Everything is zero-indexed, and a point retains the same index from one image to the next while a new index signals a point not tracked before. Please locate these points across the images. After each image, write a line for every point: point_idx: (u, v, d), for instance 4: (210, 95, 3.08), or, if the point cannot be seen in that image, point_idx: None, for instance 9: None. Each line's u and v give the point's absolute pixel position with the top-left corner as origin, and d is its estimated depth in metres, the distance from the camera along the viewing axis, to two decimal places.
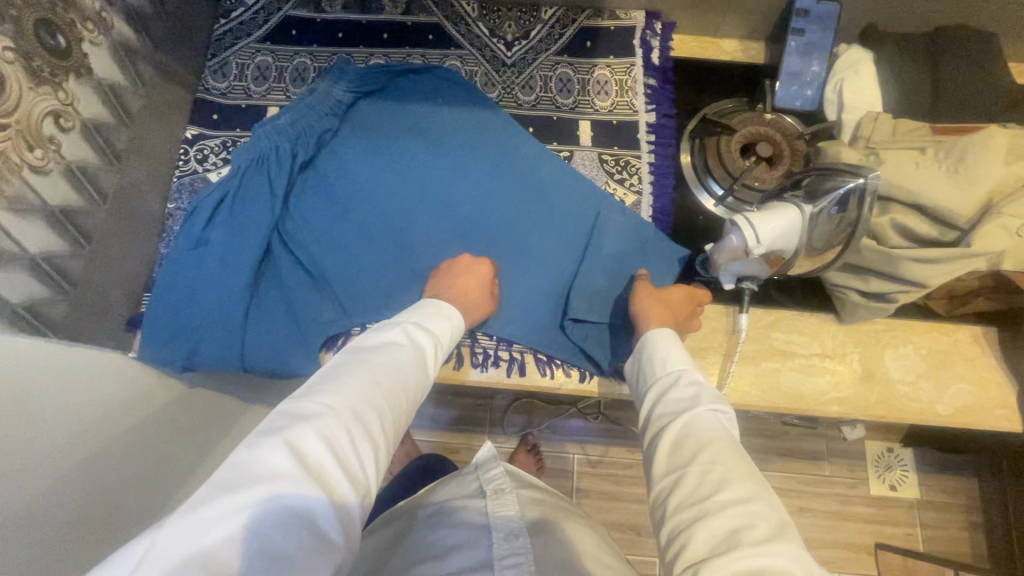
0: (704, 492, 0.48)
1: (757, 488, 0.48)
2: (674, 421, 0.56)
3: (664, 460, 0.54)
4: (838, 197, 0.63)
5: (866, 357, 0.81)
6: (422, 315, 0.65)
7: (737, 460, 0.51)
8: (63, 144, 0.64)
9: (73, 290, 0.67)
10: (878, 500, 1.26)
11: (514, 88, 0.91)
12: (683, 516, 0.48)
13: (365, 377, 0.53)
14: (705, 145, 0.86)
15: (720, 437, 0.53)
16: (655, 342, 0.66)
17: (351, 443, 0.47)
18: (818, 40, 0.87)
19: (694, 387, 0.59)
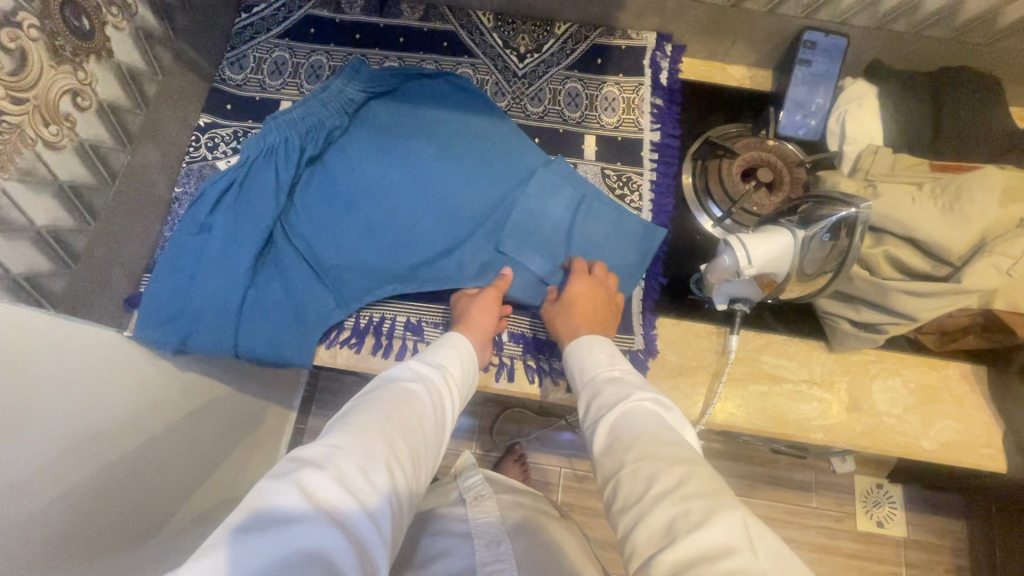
0: (638, 488, 0.47)
1: (688, 468, 0.47)
2: (605, 422, 0.56)
3: (603, 463, 0.53)
4: (830, 223, 0.63)
5: (854, 387, 0.81)
6: (436, 353, 0.65)
7: (665, 443, 0.51)
8: (78, 122, 0.65)
9: (75, 265, 0.68)
10: (864, 536, 1.25)
11: (523, 99, 0.93)
12: (629, 513, 0.46)
13: (381, 413, 0.53)
14: (707, 167, 0.88)
15: (648, 427, 0.53)
16: (575, 352, 0.67)
17: (368, 480, 0.46)
18: (823, 72, 0.89)
19: (614, 385, 0.60)
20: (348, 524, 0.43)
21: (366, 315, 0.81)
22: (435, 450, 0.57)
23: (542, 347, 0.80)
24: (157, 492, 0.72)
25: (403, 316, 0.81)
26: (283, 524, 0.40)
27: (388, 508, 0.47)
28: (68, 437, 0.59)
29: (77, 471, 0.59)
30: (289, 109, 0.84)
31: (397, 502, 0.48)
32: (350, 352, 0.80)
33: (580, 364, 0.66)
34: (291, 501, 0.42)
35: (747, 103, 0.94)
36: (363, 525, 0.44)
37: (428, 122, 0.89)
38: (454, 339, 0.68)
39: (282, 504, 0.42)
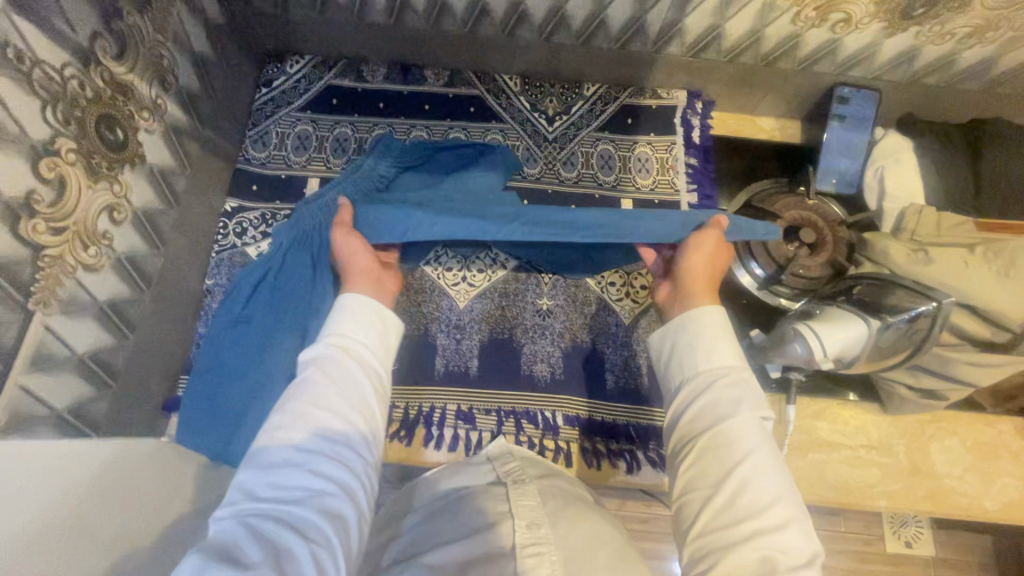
0: (731, 518, 0.51)
1: (789, 513, 0.51)
2: (709, 427, 0.56)
3: (696, 475, 0.55)
4: (911, 315, 0.61)
5: (912, 449, 0.80)
6: (335, 323, 0.60)
7: (773, 478, 0.53)
8: (115, 238, 0.62)
9: (115, 384, 0.65)
10: (894, 557, 1.24)
11: (555, 164, 0.91)
12: (715, 541, 0.50)
13: (281, 415, 0.53)
14: (748, 228, 0.87)
15: (756, 456, 0.53)
16: (699, 325, 0.62)
17: (288, 479, 0.48)
18: (858, 127, 0.88)
19: (734, 389, 0.58)
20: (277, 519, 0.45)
21: (415, 405, 0.78)
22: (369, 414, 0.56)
23: (598, 428, 0.78)
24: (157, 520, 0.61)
25: (453, 404, 0.78)
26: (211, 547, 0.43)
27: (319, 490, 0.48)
28: (28, 512, 0.45)
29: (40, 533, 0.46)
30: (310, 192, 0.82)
31: (327, 477, 0.49)
32: (399, 445, 0.76)
33: (702, 343, 0.61)
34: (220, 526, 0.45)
35: (782, 159, 0.93)
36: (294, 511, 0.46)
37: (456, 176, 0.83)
38: (347, 301, 0.62)
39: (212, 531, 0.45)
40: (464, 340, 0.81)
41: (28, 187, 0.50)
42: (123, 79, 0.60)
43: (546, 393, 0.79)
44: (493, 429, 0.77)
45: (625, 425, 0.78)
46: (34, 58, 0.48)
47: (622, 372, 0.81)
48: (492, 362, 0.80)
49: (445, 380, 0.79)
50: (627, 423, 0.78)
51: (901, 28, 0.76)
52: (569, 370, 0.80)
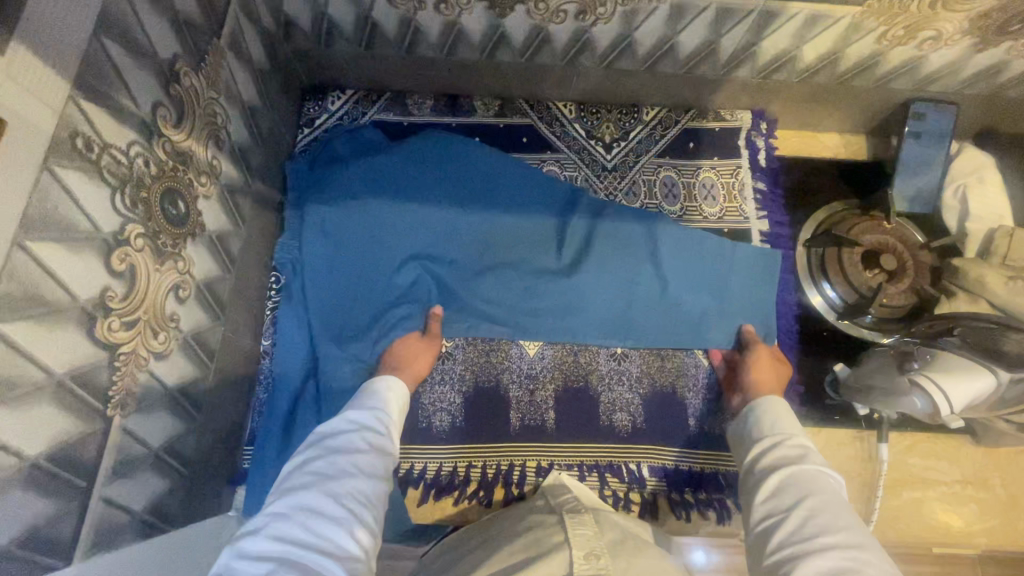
0: (806, 532, 0.48)
1: (865, 540, 0.47)
2: (772, 476, 0.56)
3: (762, 512, 0.54)
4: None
5: (1009, 482, 0.77)
6: (371, 392, 0.66)
7: (844, 515, 0.50)
8: (181, 317, 0.57)
9: (187, 470, 0.61)
10: None
11: (616, 194, 0.87)
12: (787, 553, 0.48)
13: (311, 470, 0.53)
14: (825, 256, 0.82)
15: (830, 492, 0.52)
16: (762, 408, 0.66)
17: (313, 524, 0.47)
18: (936, 143, 0.83)
19: (797, 447, 0.58)
20: (298, 565, 0.43)
21: (493, 463, 0.74)
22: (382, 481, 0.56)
23: (685, 478, 0.75)
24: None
25: (533, 460, 0.74)
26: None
27: (340, 535, 0.47)
28: None
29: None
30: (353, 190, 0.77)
31: (350, 523, 0.49)
32: (479, 506, 0.73)
33: (763, 424, 0.64)
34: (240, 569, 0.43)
35: (851, 180, 0.89)
36: (314, 559, 0.44)
37: (531, 180, 0.82)
38: (385, 378, 0.68)
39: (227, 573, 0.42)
40: (538, 390, 0.77)
41: (102, 285, 0.45)
42: (182, 147, 0.55)
43: (628, 444, 0.75)
44: None
45: (713, 473, 0.75)
46: (101, 142, 0.44)
47: (705, 416, 0.77)
48: (570, 414, 0.76)
49: (521, 435, 0.75)
50: (716, 471, 0.75)
51: (992, 44, 0.71)
52: (650, 417, 0.77)
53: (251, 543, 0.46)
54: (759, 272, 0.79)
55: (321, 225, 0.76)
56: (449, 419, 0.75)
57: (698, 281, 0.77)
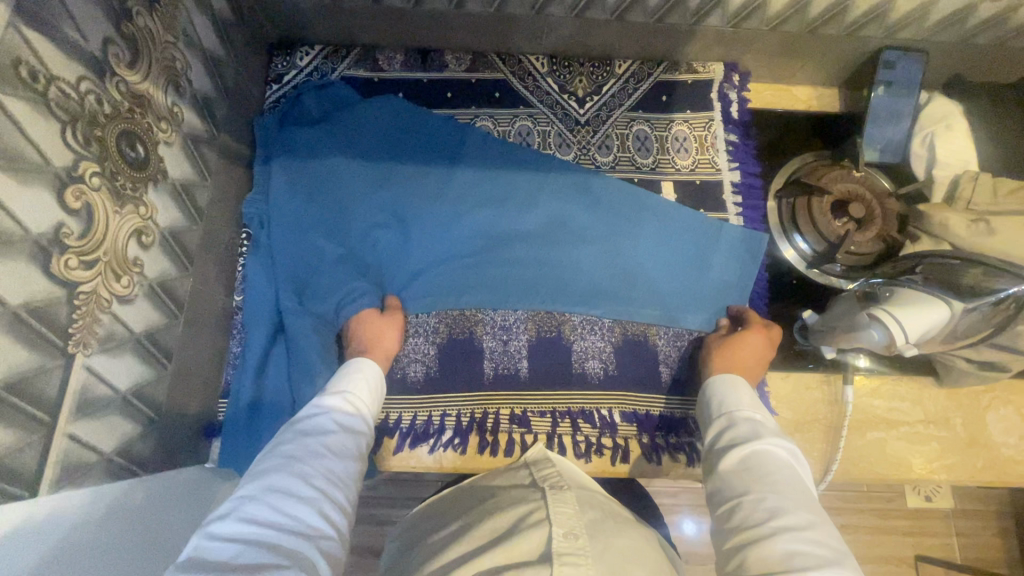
0: (758, 517, 0.52)
1: (813, 518, 0.51)
2: (732, 452, 0.59)
3: (723, 490, 0.57)
4: (996, 297, 0.58)
5: (969, 421, 0.80)
6: (342, 373, 0.67)
7: (795, 492, 0.54)
8: (145, 263, 0.57)
9: (159, 416, 0.61)
10: (916, 512, 1.33)
11: (589, 149, 0.87)
12: (741, 538, 0.51)
13: (281, 453, 0.55)
14: (795, 208, 0.83)
15: (783, 474, 0.55)
16: (718, 384, 0.68)
17: (282, 504, 0.49)
18: (906, 92, 0.84)
19: (750, 423, 0.62)
20: (266, 544, 0.45)
21: (467, 411, 0.75)
22: (353, 459, 0.58)
23: (655, 423, 0.76)
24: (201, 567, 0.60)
25: (506, 407, 0.75)
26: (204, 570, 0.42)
27: (311, 514, 0.49)
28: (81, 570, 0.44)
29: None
30: (322, 154, 0.80)
31: (321, 502, 0.51)
32: (454, 454, 0.74)
33: (718, 400, 0.67)
34: (209, 550, 0.44)
35: (822, 133, 0.90)
36: (282, 537, 0.46)
37: (504, 147, 0.85)
38: (357, 360, 0.69)
39: (197, 557, 0.43)
40: (512, 341, 0.78)
41: (56, 221, 0.45)
42: (138, 89, 0.54)
43: (600, 390, 0.76)
44: (548, 431, 0.75)
45: (683, 418, 0.77)
46: (48, 74, 0.43)
47: (676, 363, 0.79)
48: (542, 361, 0.77)
49: (494, 383, 0.76)
50: (685, 415, 0.77)
51: None
52: (623, 365, 0.78)
53: (220, 525, 0.47)
54: (722, 235, 0.82)
55: (291, 186, 0.78)
56: (423, 370, 0.76)
57: (659, 241, 0.82)
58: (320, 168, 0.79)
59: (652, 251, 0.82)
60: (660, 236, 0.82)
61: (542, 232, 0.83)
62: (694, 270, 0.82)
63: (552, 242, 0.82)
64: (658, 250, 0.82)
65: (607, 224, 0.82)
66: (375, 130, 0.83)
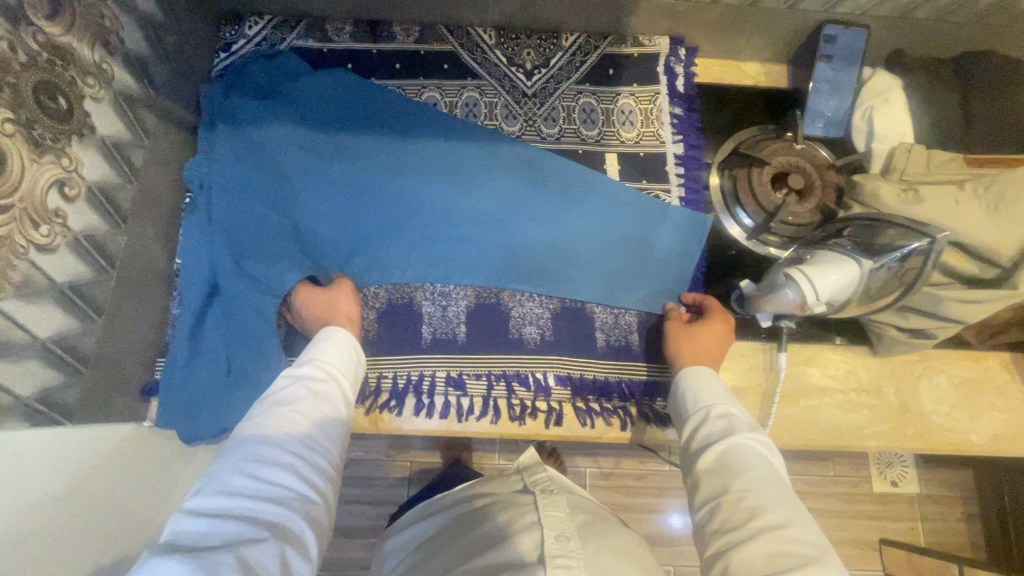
0: (737, 518, 0.52)
1: (793, 513, 0.52)
2: (709, 450, 0.59)
3: (702, 489, 0.57)
4: (898, 254, 0.61)
5: (902, 390, 0.81)
6: (318, 342, 0.67)
7: (774, 488, 0.54)
8: (69, 215, 0.58)
9: (87, 368, 0.62)
10: (880, 496, 1.36)
11: (536, 121, 0.88)
12: (724, 543, 0.51)
13: (257, 424, 0.55)
14: (736, 179, 0.84)
15: (760, 469, 0.55)
16: (688, 378, 0.68)
17: (259, 475, 0.50)
18: (846, 67, 0.85)
19: (724, 420, 0.61)
20: (244, 516, 0.47)
21: (404, 374, 0.76)
22: (331, 423, 0.59)
23: (589, 387, 0.77)
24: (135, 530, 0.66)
25: (443, 370, 0.76)
26: (186, 545, 0.44)
27: (289, 481, 0.51)
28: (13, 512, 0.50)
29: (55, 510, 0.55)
30: (267, 123, 0.80)
31: (299, 470, 0.52)
32: (390, 416, 0.75)
33: (691, 394, 0.66)
34: (189, 524, 0.45)
35: (769, 106, 0.90)
36: (261, 507, 0.48)
37: (453, 123, 0.85)
38: (329, 329, 0.69)
39: (179, 532, 0.45)
40: (451, 306, 0.79)
41: None
42: (60, 42, 0.55)
43: (537, 354, 0.78)
44: (483, 395, 0.76)
45: (618, 382, 0.78)
46: None
47: (612, 329, 0.80)
48: (480, 327, 0.78)
49: (431, 347, 0.77)
50: (618, 379, 0.78)
51: None
52: (559, 331, 0.79)
53: (197, 500, 0.48)
54: (665, 213, 0.83)
55: (234, 153, 0.77)
56: (362, 334, 0.77)
57: (602, 215, 0.83)
58: (263, 135, 0.79)
59: (595, 223, 0.83)
60: (603, 210, 0.83)
61: (488, 206, 0.83)
62: (636, 242, 0.83)
63: (496, 216, 0.82)
64: (601, 224, 0.83)
65: (551, 198, 0.83)
66: (322, 101, 0.83)
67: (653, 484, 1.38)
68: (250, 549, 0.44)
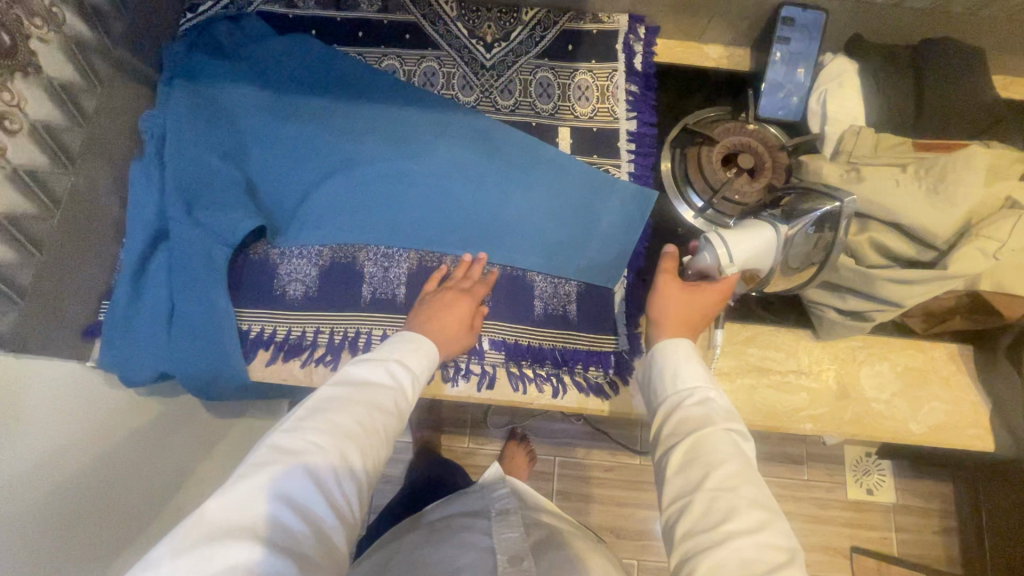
0: (709, 521, 0.48)
1: (765, 515, 0.48)
2: (685, 440, 0.53)
3: (673, 487, 0.52)
4: (813, 218, 0.63)
5: (843, 374, 0.80)
6: (409, 343, 0.64)
7: (753, 488, 0.49)
8: (10, 148, 0.62)
9: (24, 300, 0.67)
10: (855, 503, 1.33)
11: (492, 92, 0.89)
12: (693, 545, 0.47)
13: (347, 415, 0.53)
14: (687, 157, 0.84)
15: (736, 465, 0.50)
16: (672, 351, 0.60)
17: (332, 480, 0.49)
18: (803, 50, 0.85)
19: (701, 410, 0.55)
20: (310, 521, 0.46)
21: (341, 330, 0.77)
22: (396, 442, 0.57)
23: (523, 352, 0.78)
24: (143, 508, 0.71)
25: (380, 328, 0.77)
26: (254, 531, 0.43)
27: (352, 497, 0.50)
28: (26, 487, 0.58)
29: (48, 496, 0.61)
30: (227, 81, 0.82)
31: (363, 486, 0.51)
32: (326, 370, 0.75)
33: (670, 371, 0.59)
34: (259, 509, 0.45)
35: (727, 90, 0.91)
36: (323, 517, 0.47)
37: (415, 93, 0.86)
38: (420, 337, 0.66)
39: (248, 512, 0.44)
40: (393, 269, 0.80)
41: None
42: None
43: None
44: None
45: (553, 349, 0.78)
46: None
47: (551, 298, 0.81)
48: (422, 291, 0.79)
49: (371, 306, 0.78)
50: (553, 347, 0.78)
51: None
52: (497, 297, 0.80)
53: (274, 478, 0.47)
54: (616, 191, 0.84)
55: (189, 107, 0.80)
56: (303, 289, 0.78)
57: (552, 189, 0.84)
58: (221, 93, 0.82)
59: (544, 196, 0.83)
60: (553, 183, 0.84)
61: (441, 174, 0.83)
62: (584, 215, 0.83)
63: (448, 184, 0.83)
64: (551, 197, 0.84)
65: (504, 170, 0.84)
66: (285, 64, 0.85)
67: (622, 477, 1.37)
68: (308, 560, 0.44)
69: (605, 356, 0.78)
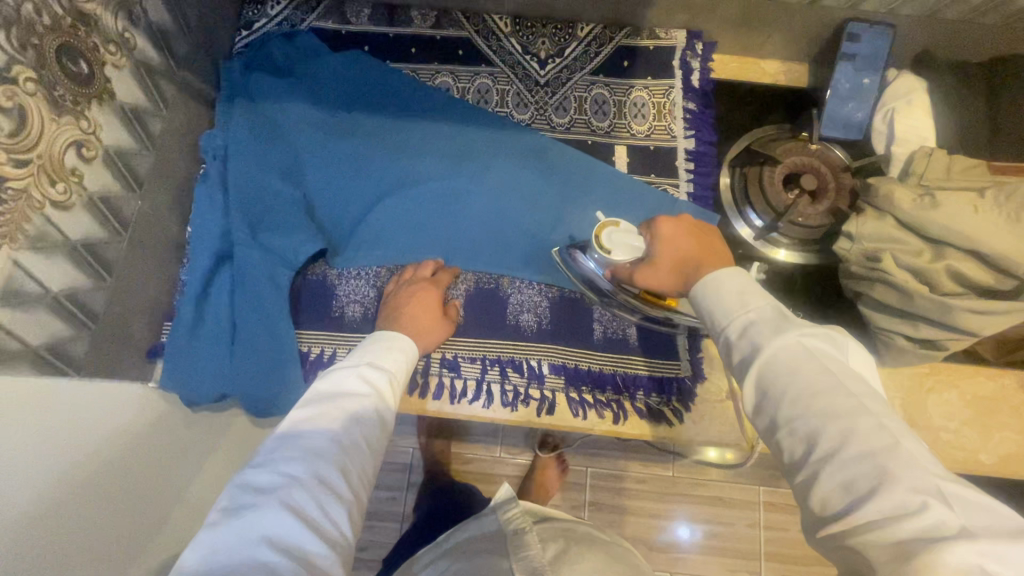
0: (801, 450, 0.43)
1: (855, 417, 0.42)
2: (749, 374, 0.48)
3: (760, 417, 0.47)
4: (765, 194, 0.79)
5: (909, 401, 0.78)
6: (379, 348, 0.62)
7: (835, 395, 0.43)
8: (86, 175, 0.63)
9: (97, 324, 0.67)
10: None
11: (547, 110, 0.88)
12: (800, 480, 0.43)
13: (320, 433, 0.50)
14: (748, 178, 0.83)
15: (805, 376, 0.45)
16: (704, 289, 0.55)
17: (314, 505, 0.46)
18: (869, 67, 0.83)
19: (747, 339, 0.50)
20: (293, 552, 0.42)
21: None
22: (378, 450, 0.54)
23: (584, 378, 0.77)
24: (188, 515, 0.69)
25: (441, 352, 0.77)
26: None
27: (340, 517, 0.47)
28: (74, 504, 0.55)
29: (92, 508, 0.57)
30: (286, 100, 0.82)
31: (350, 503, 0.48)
32: None
33: (717, 305, 0.54)
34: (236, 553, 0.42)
35: (787, 108, 0.89)
36: (311, 547, 0.43)
37: (472, 112, 0.86)
38: (389, 336, 0.65)
39: (225, 559, 0.41)
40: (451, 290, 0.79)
41: None
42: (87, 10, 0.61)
43: (534, 343, 0.78)
44: (478, 378, 0.76)
45: (613, 374, 0.77)
46: None
47: (611, 322, 0.79)
48: (480, 313, 0.79)
49: None
50: (614, 372, 0.77)
51: None
52: (558, 320, 0.79)
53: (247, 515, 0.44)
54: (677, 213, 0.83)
55: (250, 126, 0.80)
56: (362, 310, 0.78)
57: (612, 210, 0.82)
58: (279, 113, 0.81)
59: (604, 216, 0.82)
60: (613, 203, 0.83)
61: (499, 193, 0.83)
62: None
63: (505, 203, 0.82)
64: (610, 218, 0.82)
65: (563, 189, 0.83)
66: (342, 83, 0.85)
67: (657, 490, 1.35)
68: None
69: (666, 382, 0.76)
